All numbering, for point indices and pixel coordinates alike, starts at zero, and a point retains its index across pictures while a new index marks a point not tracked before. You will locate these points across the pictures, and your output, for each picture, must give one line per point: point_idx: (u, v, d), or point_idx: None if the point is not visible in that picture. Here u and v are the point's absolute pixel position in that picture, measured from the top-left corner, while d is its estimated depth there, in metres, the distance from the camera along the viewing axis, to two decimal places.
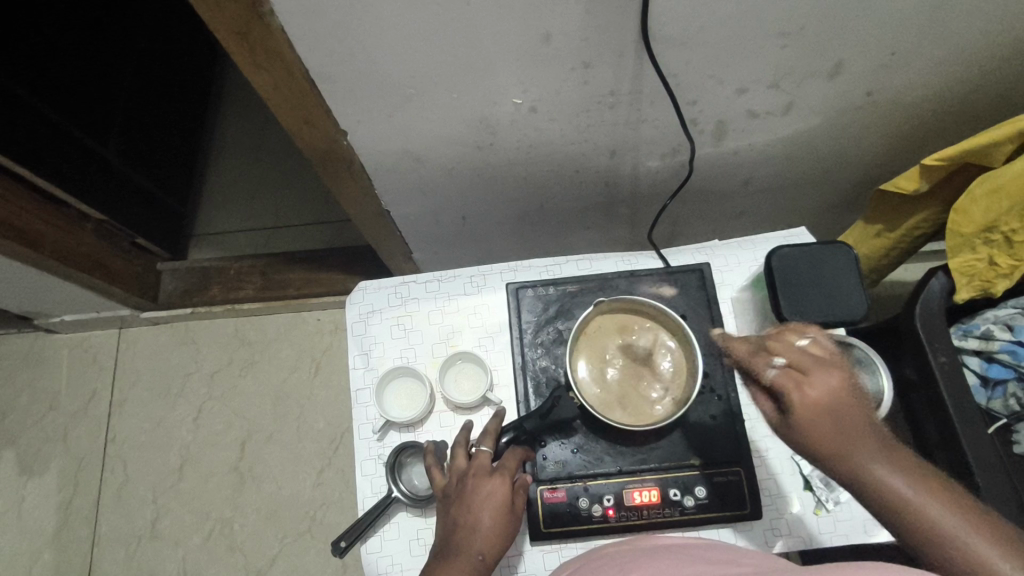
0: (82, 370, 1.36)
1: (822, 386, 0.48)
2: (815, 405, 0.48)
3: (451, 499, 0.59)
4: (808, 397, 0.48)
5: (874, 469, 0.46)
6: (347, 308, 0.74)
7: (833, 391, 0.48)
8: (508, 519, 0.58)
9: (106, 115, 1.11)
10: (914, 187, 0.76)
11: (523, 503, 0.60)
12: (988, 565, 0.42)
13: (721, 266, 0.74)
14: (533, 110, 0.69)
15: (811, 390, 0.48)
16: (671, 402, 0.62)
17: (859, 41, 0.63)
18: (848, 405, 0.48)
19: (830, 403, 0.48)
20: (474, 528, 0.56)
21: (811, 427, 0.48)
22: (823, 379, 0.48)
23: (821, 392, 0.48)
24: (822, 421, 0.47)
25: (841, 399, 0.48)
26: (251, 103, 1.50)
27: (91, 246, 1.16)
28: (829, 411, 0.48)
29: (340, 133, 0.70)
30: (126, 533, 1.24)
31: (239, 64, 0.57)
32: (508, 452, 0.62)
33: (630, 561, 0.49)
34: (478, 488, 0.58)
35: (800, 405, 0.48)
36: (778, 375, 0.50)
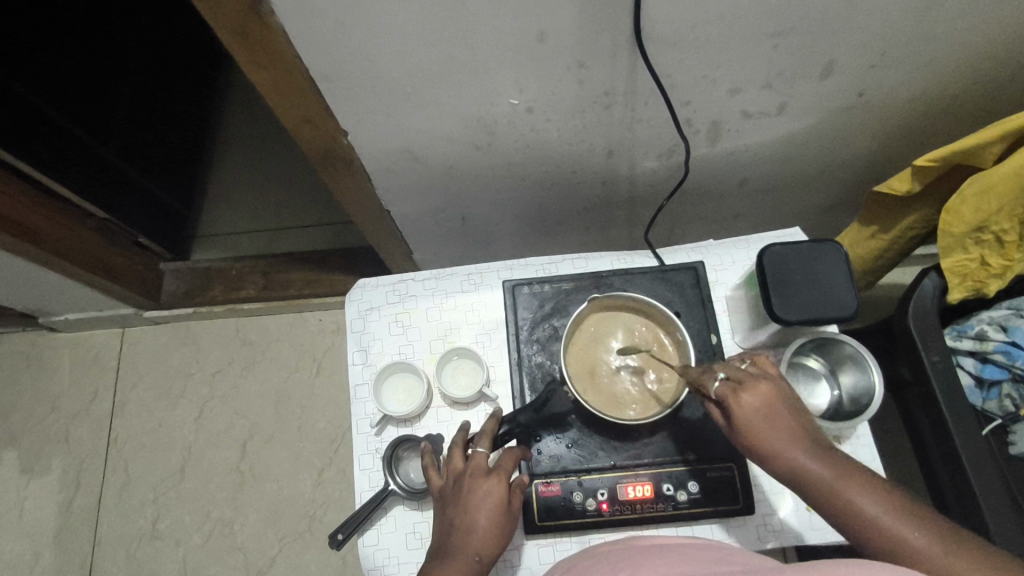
0: (84, 370, 1.37)
1: (760, 395, 0.51)
2: (755, 414, 0.51)
3: (448, 501, 0.59)
4: (749, 406, 0.51)
5: (812, 470, 0.50)
6: (346, 304, 0.75)
7: (770, 399, 0.51)
8: (505, 520, 0.58)
9: (109, 115, 1.12)
10: (907, 187, 0.76)
11: (519, 503, 0.59)
12: (918, 556, 0.46)
13: (716, 265, 0.75)
14: (529, 110, 0.70)
15: (749, 400, 0.51)
16: (658, 400, 0.63)
17: (849, 42, 0.64)
18: (785, 413, 0.51)
19: (768, 411, 0.51)
20: (470, 530, 0.56)
21: (755, 433, 0.51)
22: (761, 389, 0.52)
23: (758, 401, 0.51)
24: (763, 428, 0.51)
25: (779, 407, 0.51)
26: (254, 105, 1.52)
27: (94, 245, 1.17)
28: (768, 419, 0.51)
29: (340, 133, 0.71)
30: (127, 531, 1.24)
31: (239, 63, 0.58)
32: (506, 452, 0.61)
33: (621, 560, 0.47)
34: (474, 490, 0.58)
35: (741, 415, 0.51)
36: (721, 387, 0.53)
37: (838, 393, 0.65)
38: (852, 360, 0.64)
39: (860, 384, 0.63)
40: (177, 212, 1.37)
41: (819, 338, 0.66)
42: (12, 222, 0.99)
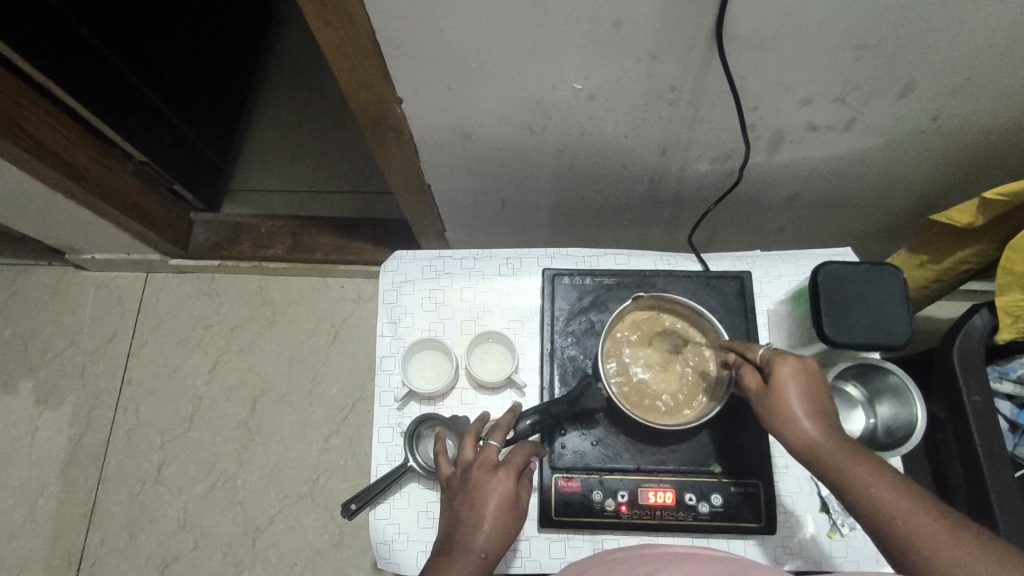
0: (106, 309, 1.38)
1: (801, 364, 0.54)
2: (793, 380, 0.53)
3: (456, 493, 0.57)
4: (789, 371, 0.53)
5: (831, 443, 0.51)
6: (380, 275, 0.74)
7: (810, 372, 0.54)
8: (512, 518, 0.56)
9: (158, 61, 1.11)
10: (968, 220, 0.74)
11: (526, 498, 0.58)
12: (920, 539, 0.46)
13: (762, 278, 0.73)
14: (591, 97, 0.68)
15: (787, 366, 0.54)
16: (681, 413, 0.62)
17: (936, 62, 0.61)
18: (820, 390, 0.53)
19: (805, 382, 0.53)
20: (477, 525, 0.54)
21: (782, 397, 0.53)
22: (805, 360, 0.54)
23: (799, 369, 0.54)
24: (795, 394, 0.53)
25: (817, 383, 0.54)
26: (301, 66, 1.50)
27: (130, 186, 1.17)
28: (803, 388, 0.53)
29: (395, 101, 0.69)
30: (132, 474, 1.25)
31: (307, 18, 0.56)
32: (517, 446, 0.60)
33: (636, 567, 0.46)
34: (482, 485, 0.56)
35: (780, 378, 0.53)
36: (765, 354, 0.56)
37: (874, 422, 0.62)
38: (895, 391, 0.62)
39: (901, 416, 0.61)
40: (213, 164, 1.36)
41: (862, 365, 0.64)
42: (54, 155, 0.99)
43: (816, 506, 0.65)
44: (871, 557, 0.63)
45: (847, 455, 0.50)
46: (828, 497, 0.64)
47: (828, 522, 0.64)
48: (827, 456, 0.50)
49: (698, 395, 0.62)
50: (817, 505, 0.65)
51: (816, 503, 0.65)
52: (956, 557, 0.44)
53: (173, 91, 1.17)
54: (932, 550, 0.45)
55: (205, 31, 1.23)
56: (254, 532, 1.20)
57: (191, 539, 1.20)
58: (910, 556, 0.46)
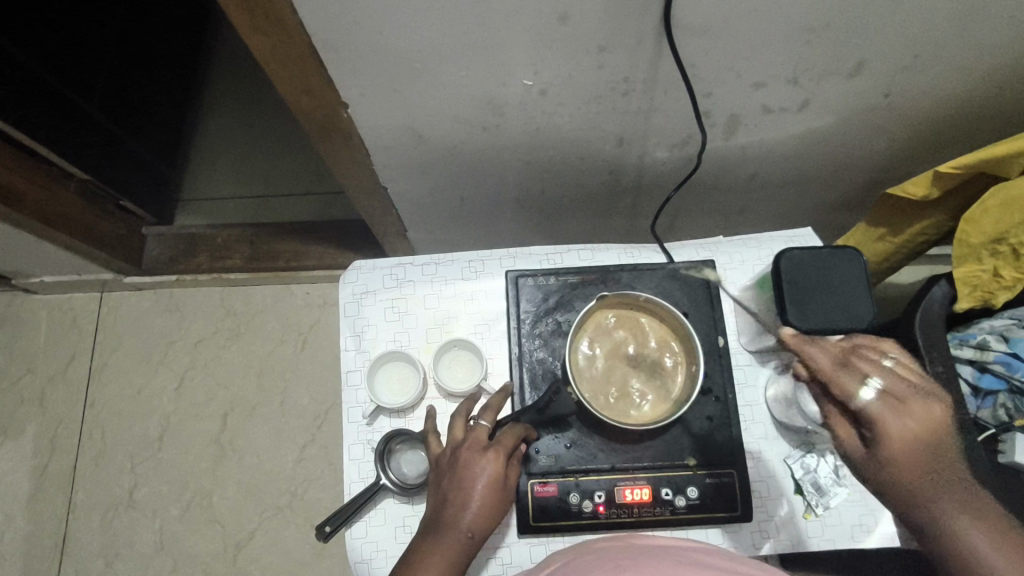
0: (61, 332, 1.32)
1: (913, 417, 0.54)
2: (909, 434, 0.54)
3: (444, 472, 0.59)
4: (899, 425, 0.54)
5: (933, 497, 0.52)
6: (340, 287, 0.72)
7: (930, 422, 0.54)
8: (499, 498, 0.58)
9: (93, 71, 1.06)
10: (923, 193, 0.74)
11: (515, 478, 0.60)
12: None
13: (725, 264, 0.72)
14: (543, 92, 0.66)
15: (899, 421, 0.54)
16: (639, 410, 0.61)
17: (883, 41, 0.61)
18: (928, 442, 0.54)
19: (913, 435, 0.54)
20: (466, 503, 0.56)
21: (901, 453, 0.53)
22: (925, 412, 0.55)
23: (912, 424, 0.54)
24: (907, 448, 0.53)
25: (945, 438, 0.54)
26: (245, 64, 1.43)
27: (72, 206, 1.12)
28: (912, 441, 0.53)
29: (340, 106, 0.67)
30: (103, 501, 1.22)
31: (237, 28, 0.53)
32: (508, 429, 0.61)
33: (626, 557, 0.46)
34: (471, 465, 0.58)
35: (890, 435, 0.54)
36: (871, 398, 0.55)
37: None
38: None
39: None
40: (161, 175, 1.31)
41: None
42: None
43: (791, 488, 0.65)
44: (847, 535, 0.63)
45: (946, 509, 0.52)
46: (801, 479, 0.65)
47: (803, 504, 0.64)
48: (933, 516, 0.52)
49: (656, 392, 0.62)
50: (792, 488, 0.65)
51: (792, 486, 0.65)
52: None
53: (110, 102, 1.11)
54: None
55: (139, 34, 1.17)
56: (234, 549, 1.18)
57: (171, 561, 1.18)
58: None
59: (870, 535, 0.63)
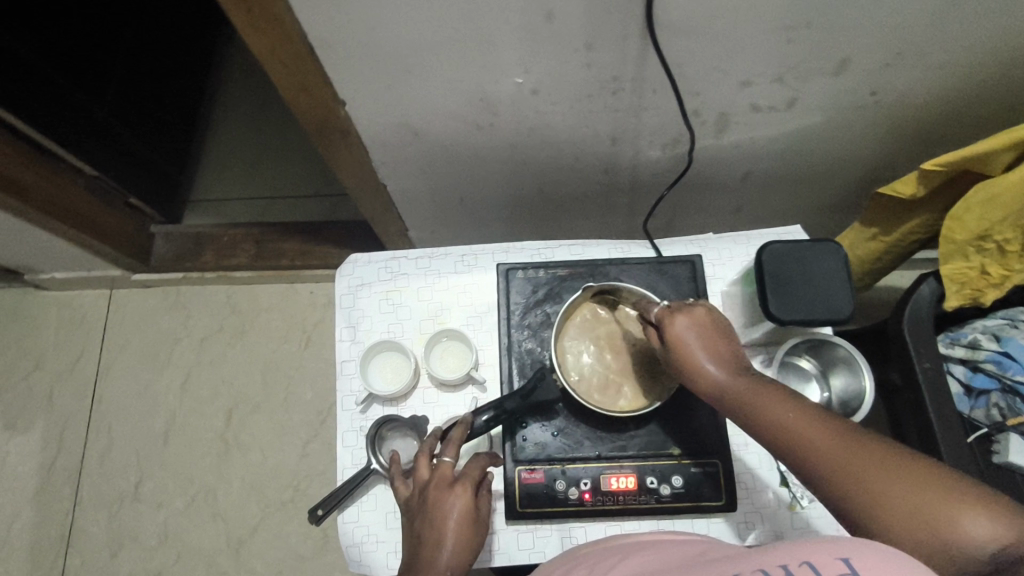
0: (72, 329, 1.35)
1: (692, 317, 0.56)
2: (688, 334, 0.55)
3: (415, 514, 0.57)
4: (679, 326, 0.55)
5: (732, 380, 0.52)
6: (337, 279, 0.74)
7: (708, 321, 0.56)
8: (474, 532, 0.57)
9: (103, 72, 1.09)
10: (911, 192, 0.76)
11: (486, 510, 0.59)
12: (797, 439, 0.46)
13: (713, 260, 0.74)
14: (534, 90, 0.68)
15: (677, 320, 0.56)
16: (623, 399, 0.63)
17: (864, 40, 0.63)
18: (717, 335, 0.55)
19: (696, 330, 0.55)
20: (440, 544, 0.55)
21: (681, 349, 0.55)
22: (696, 312, 0.56)
23: (691, 322, 0.55)
24: (691, 344, 0.54)
25: (722, 333, 0.55)
26: (253, 68, 1.46)
27: (83, 204, 1.15)
28: (698, 337, 0.55)
29: (338, 104, 0.69)
30: (109, 494, 1.24)
31: (236, 26, 0.56)
32: (472, 462, 0.61)
33: (609, 556, 0.47)
34: (441, 502, 0.57)
35: (671, 335, 0.55)
36: (659, 312, 0.58)
37: (828, 395, 0.64)
38: (846, 363, 0.64)
39: (852, 386, 0.63)
40: (171, 176, 1.35)
41: (811, 339, 0.65)
42: None
43: (776, 480, 0.65)
44: (831, 526, 0.64)
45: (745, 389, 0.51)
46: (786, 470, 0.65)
47: (788, 495, 0.65)
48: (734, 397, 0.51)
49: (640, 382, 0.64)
50: (777, 479, 0.65)
51: (777, 477, 0.66)
52: (847, 458, 0.44)
53: (120, 104, 1.14)
54: (813, 454, 0.45)
55: (153, 40, 1.21)
56: (237, 543, 1.20)
57: (174, 554, 1.20)
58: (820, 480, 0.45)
59: None
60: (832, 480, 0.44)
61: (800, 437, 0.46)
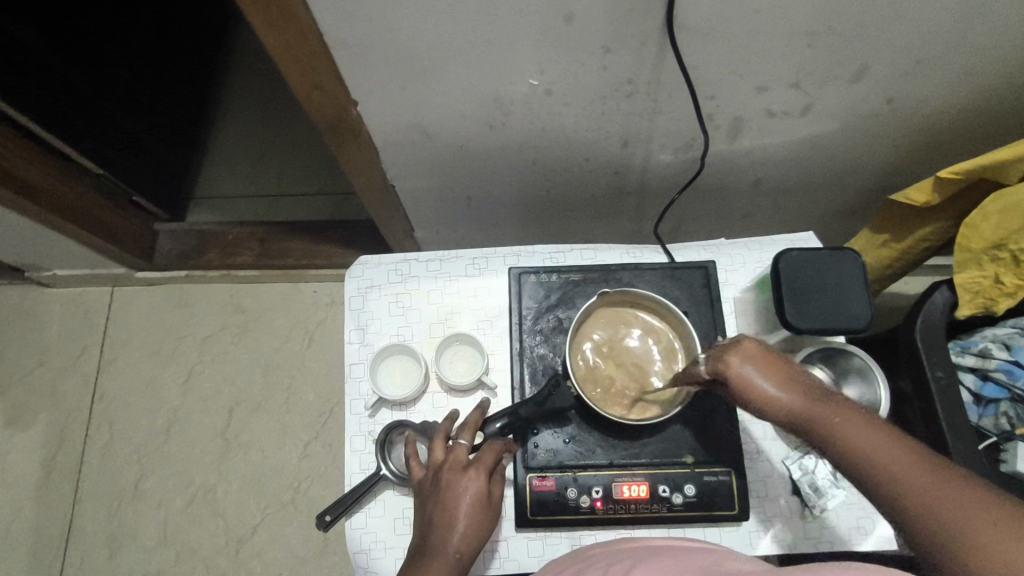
0: (72, 325, 1.34)
1: (748, 352, 0.53)
2: (748, 372, 0.52)
3: (428, 496, 0.58)
4: (737, 366, 0.53)
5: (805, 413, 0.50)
6: (345, 281, 0.73)
7: (767, 355, 0.53)
8: (484, 516, 0.58)
9: (113, 67, 1.08)
10: (926, 200, 0.75)
11: (499, 494, 0.60)
12: (893, 482, 0.44)
13: (727, 265, 0.73)
14: (549, 92, 0.67)
15: (734, 360, 0.53)
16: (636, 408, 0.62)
17: (884, 47, 0.62)
18: (782, 369, 0.52)
19: (758, 368, 0.52)
20: (450, 528, 0.56)
21: (744, 390, 0.53)
22: (749, 349, 0.53)
23: (748, 358, 0.53)
24: (756, 381, 0.52)
25: (788, 368, 0.53)
26: (260, 66, 1.46)
27: (88, 200, 1.14)
28: (761, 373, 0.52)
29: (350, 103, 0.68)
30: (109, 492, 1.23)
31: (252, 23, 0.55)
32: (487, 445, 0.61)
33: (614, 564, 0.46)
34: (454, 485, 0.57)
35: (729, 376, 0.53)
36: (711, 353, 0.55)
37: None
38: (859, 373, 0.63)
39: (866, 396, 0.61)
40: (174, 173, 1.34)
41: (826, 348, 0.64)
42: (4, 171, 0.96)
43: (787, 489, 0.65)
44: (843, 537, 0.63)
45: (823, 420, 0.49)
46: (798, 480, 0.65)
47: (800, 505, 0.64)
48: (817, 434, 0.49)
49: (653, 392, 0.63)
50: (789, 488, 0.65)
51: (789, 486, 0.65)
52: (953, 510, 0.41)
53: (128, 98, 1.14)
54: (911, 500, 0.43)
55: (162, 36, 1.20)
56: (237, 543, 1.19)
57: (174, 554, 1.19)
58: (922, 532, 0.42)
59: (867, 538, 0.63)
60: (934, 532, 0.41)
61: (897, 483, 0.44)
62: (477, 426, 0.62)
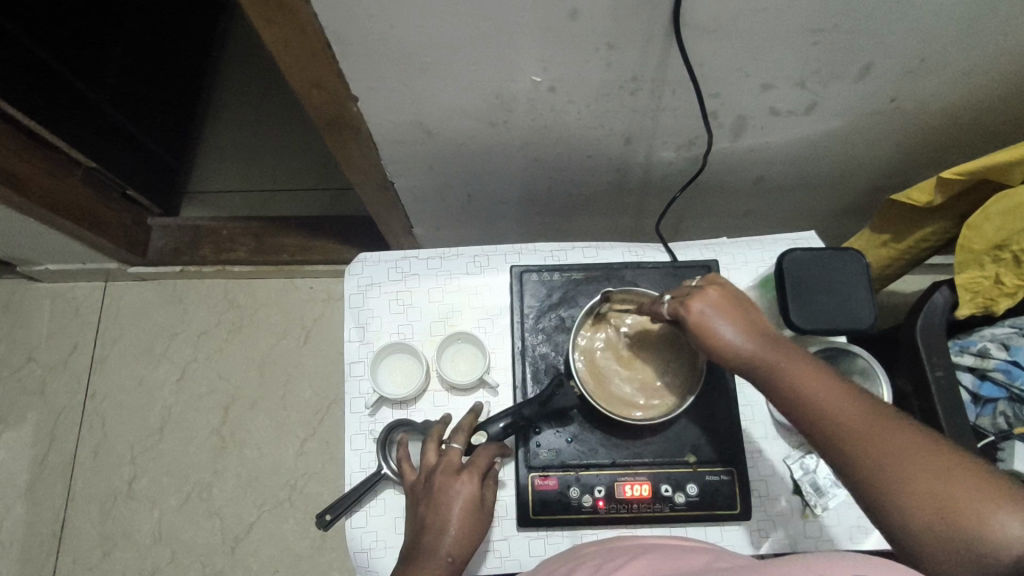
0: (65, 321, 1.33)
1: (710, 297, 0.55)
2: (709, 316, 0.54)
3: (420, 499, 0.58)
4: (702, 311, 0.54)
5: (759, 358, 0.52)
6: (345, 278, 0.73)
7: (723, 299, 0.55)
8: (477, 520, 0.57)
9: (103, 59, 1.07)
10: (927, 200, 0.75)
11: (492, 497, 0.59)
12: (829, 416, 0.49)
13: (729, 264, 0.73)
14: (552, 89, 0.67)
15: (699, 305, 0.54)
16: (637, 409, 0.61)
17: (889, 46, 0.62)
18: (735, 311, 0.55)
19: (718, 313, 0.54)
20: (442, 530, 0.55)
21: (703, 335, 0.54)
22: (712, 294, 0.55)
23: (710, 304, 0.55)
24: (717, 326, 0.54)
25: (739, 312, 0.55)
26: (256, 59, 1.44)
27: (80, 195, 1.13)
28: (722, 318, 0.54)
29: (350, 99, 0.67)
30: (103, 490, 1.22)
31: (251, 18, 0.54)
32: (482, 448, 0.60)
33: (610, 558, 0.45)
34: (446, 488, 0.57)
35: (693, 321, 0.54)
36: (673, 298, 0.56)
37: None
38: (861, 372, 0.63)
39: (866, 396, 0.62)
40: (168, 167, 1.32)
41: (829, 347, 0.64)
42: None
43: (789, 488, 0.65)
44: (845, 536, 0.63)
45: (774, 364, 0.52)
46: (800, 479, 0.64)
47: (801, 504, 0.64)
48: (764, 377, 0.52)
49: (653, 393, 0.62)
50: (790, 488, 0.65)
51: (791, 485, 0.65)
52: (886, 442, 0.47)
53: (122, 93, 1.13)
54: (851, 436, 0.48)
55: (154, 26, 1.19)
56: (233, 541, 1.18)
57: (168, 551, 1.18)
58: (856, 465, 0.48)
59: (868, 537, 0.63)
60: (866, 461, 0.47)
61: (837, 419, 0.49)
62: (472, 429, 0.62)
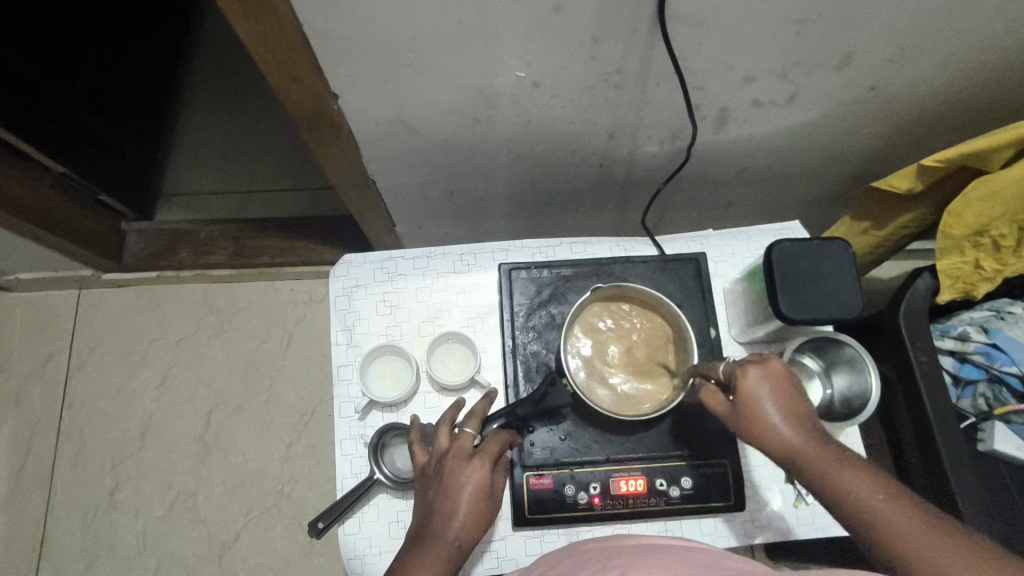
0: (37, 330, 1.29)
1: (767, 369, 0.54)
2: (762, 390, 0.53)
3: (430, 482, 0.57)
4: (757, 386, 0.54)
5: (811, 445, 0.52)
6: (330, 280, 0.71)
7: (780, 378, 0.54)
8: (486, 506, 0.56)
9: (73, 62, 1.03)
10: (908, 186, 0.76)
11: (502, 486, 0.58)
12: (880, 518, 0.49)
13: (716, 256, 0.73)
14: (536, 84, 0.66)
15: (754, 379, 0.54)
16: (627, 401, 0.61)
17: (869, 36, 0.62)
18: (791, 393, 0.54)
19: (774, 391, 0.54)
20: (451, 515, 0.54)
21: (753, 414, 0.53)
22: (770, 367, 0.54)
23: (764, 378, 0.54)
24: (769, 404, 0.53)
25: (793, 395, 0.54)
26: (229, 57, 1.41)
27: (51, 199, 1.10)
28: (776, 396, 0.53)
29: (331, 97, 0.66)
30: (83, 502, 1.19)
31: (227, 14, 0.52)
32: (493, 435, 0.59)
33: (615, 557, 0.44)
34: (457, 473, 0.56)
35: (745, 395, 0.54)
36: (727, 368, 0.56)
37: (831, 393, 0.63)
38: (849, 363, 0.63)
39: (855, 385, 0.62)
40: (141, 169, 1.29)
41: (816, 339, 0.65)
42: None
43: (781, 478, 0.65)
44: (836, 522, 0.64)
45: (826, 458, 0.51)
46: None
47: (793, 493, 0.65)
48: (814, 466, 0.51)
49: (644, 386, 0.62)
50: (782, 477, 0.65)
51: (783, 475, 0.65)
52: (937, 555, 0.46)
53: (91, 92, 1.09)
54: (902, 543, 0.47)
55: (124, 27, 1.16)
56: (220, 549, 1.16)
57: (153, 562, 1.16)
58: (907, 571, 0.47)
59: None
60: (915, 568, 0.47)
61: (888, 522, 0.48)
62: (483, 418, 0.61)
